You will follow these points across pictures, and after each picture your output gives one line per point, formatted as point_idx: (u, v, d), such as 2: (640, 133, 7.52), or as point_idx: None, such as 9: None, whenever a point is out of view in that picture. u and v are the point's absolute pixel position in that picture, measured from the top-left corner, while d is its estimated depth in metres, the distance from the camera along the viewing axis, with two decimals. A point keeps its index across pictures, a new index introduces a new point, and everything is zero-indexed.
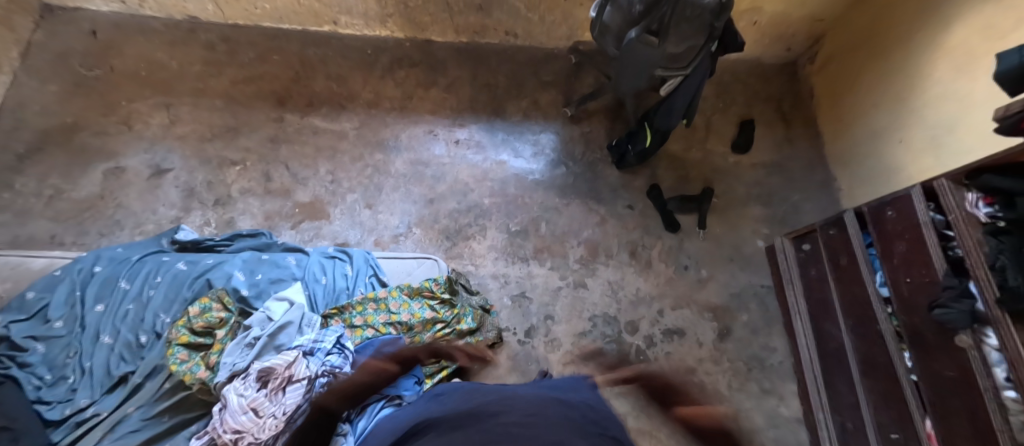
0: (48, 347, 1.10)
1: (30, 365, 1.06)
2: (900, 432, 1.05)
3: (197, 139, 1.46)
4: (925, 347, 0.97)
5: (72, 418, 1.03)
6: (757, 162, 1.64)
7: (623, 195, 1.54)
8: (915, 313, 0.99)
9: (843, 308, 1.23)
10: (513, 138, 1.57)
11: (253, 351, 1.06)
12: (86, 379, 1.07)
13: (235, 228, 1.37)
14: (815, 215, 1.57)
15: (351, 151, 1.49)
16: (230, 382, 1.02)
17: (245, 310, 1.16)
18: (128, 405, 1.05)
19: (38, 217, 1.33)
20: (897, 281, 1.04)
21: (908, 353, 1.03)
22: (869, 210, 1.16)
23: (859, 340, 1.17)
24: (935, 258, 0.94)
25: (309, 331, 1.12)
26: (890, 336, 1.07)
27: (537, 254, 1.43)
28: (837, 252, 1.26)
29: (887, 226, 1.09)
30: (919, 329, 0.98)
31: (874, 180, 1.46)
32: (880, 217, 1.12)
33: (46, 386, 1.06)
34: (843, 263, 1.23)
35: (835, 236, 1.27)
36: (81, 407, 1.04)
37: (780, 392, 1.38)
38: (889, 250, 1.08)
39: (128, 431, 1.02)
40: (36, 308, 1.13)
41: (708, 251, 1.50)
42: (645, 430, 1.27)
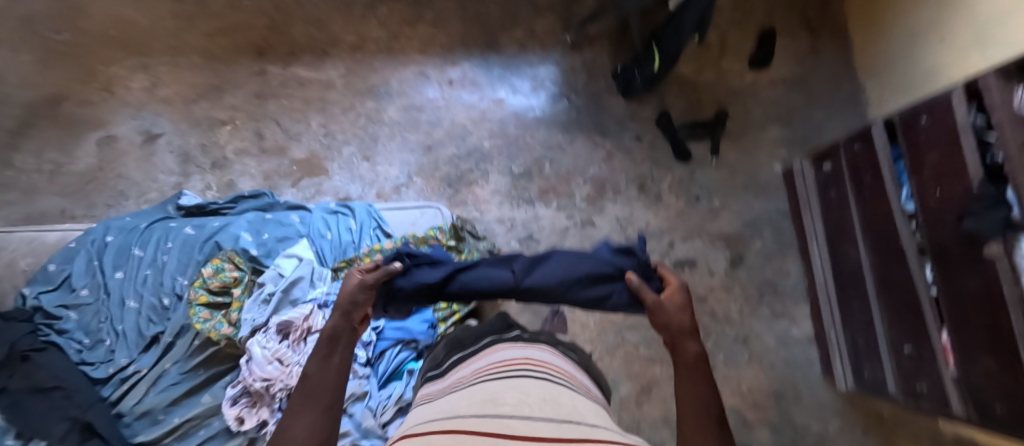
0: (79, 314, 1.16)
1: (68, 332, 1.13)
2: (912, 345, 1.01)
3: (182, 101, 1.41)
4: (950, 263, 0.89)
5: (116, 375, 1.11)
6: (778, 78, 1.52)
7: (630, 126, 1.46)
8: (943, 226, 0.90)
9: (863, 226, 1.14)
10: (510, 73, 1.47)
11: (270, 307, 1.11)
12: (121, 340, 1.14)
13: (236, 190, 1.36)
14: (840, 133, 1.46)
15: (341, 102, 1.43)
16: (253, 336, 1.09)
17: (257, 268, 1.19)
18: (164, 362, 1.12)
19: (46, 192, 1.34)
20: (925, 193, 0.94)
21: (930, 268, 0.96)
22: (900, 119, 1.02)
23: (878, 259, 1.10)
24: (972, 168, 0.83)
25: (321, 284, 1.16)
26: (911, 251, 0.99)
27: (543, 195, 1.39)
28: (860, 170, 1.14)
29: (919, 135, 0.96)
30: (945, 242, 0.90)
31: (907, 86, 1.31)
32: (912, 125, 0.99)
33: (87, 349, 1.13)
34: (866, 181, 1.12)
35: (860, 153, 1.14)
36: (122, 366, 1.11)
37: (792, 315, 1.38)
38: (919, 161, 0.97)
39: (168, 385, 1.10)
40: (60, 279, 1.18)
41: (722, 180, 1.44)
42: (657, 358, 1.33)
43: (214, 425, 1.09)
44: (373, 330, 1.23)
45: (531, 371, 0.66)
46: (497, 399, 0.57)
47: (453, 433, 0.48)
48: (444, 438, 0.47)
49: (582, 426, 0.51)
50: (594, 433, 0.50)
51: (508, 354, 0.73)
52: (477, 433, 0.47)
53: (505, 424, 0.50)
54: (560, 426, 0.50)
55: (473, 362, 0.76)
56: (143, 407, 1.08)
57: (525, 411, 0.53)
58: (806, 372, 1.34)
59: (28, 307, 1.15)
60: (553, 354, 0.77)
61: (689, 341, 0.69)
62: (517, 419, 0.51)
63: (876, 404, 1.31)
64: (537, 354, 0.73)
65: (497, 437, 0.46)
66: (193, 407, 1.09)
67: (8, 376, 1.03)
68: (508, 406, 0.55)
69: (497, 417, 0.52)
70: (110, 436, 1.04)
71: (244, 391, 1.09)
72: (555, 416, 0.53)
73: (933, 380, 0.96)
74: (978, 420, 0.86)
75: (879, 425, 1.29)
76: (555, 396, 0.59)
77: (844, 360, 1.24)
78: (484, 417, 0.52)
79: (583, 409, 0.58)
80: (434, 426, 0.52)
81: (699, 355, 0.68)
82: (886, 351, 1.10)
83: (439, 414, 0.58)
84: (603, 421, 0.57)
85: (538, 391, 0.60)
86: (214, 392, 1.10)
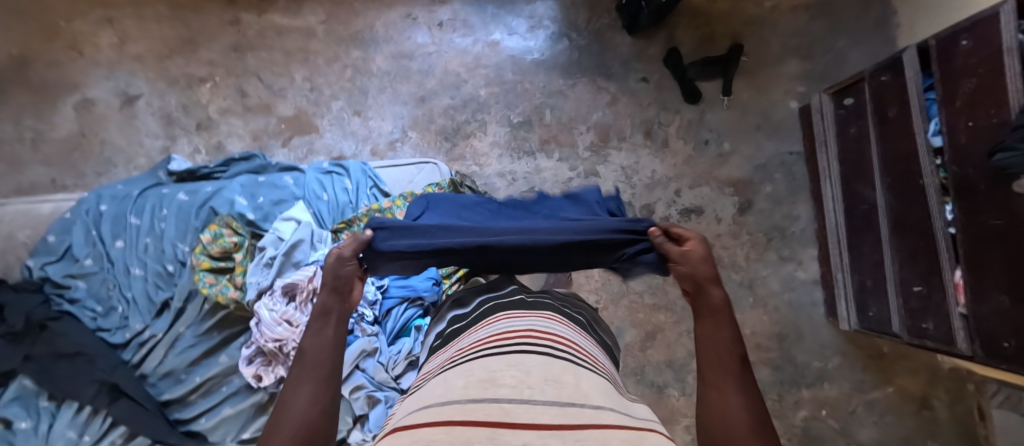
0: (87, 283, 1.09)
1: (79, 300, 1.08)
2: (923, 285, 1.00)
3: (156, 58, 1.34)
4: (974, 199, 0.85)
5: (134, 341, 1.07)
6: (800, 2, 1.38)
7: (636, 67, 1.38)
8: (969, 162, 0.86)
9: (882, 165, 1.08)
10: (505, 12, 1.39)
11: (273, 270, 1.03)
12: (133, 307, 1.08)
13: (225, 152, 1.32)
14: (864, 63, 1.35)
15: (324, 51, 1.36)
16: (260, 299, 1.03)
17: (256, 232, 1.11)
18: (178, 326, 1.07)
19: (30, 162, 1.30)
20: (955, 127, 0.88)
21: (950, 205, 0.93)
22: (937, 44, 0.93)
23: (896, 199, 1.05)
24: (1016, 97, 0.76)
25: (323, 246, 1.09)
26: (932, 189, 0.95)
27: (544, 146, 1.34)
28: (887, 102, 1.05)
29: (956, 61, 0.88)
30: (971, 176, 0.86)
31: (941, 8, 1.18)
32: (951, 49, 0.89)
33: (101, 317, 1.08)
34: (891, 115, 1.04)
35: (888, 84, 1.04)
36: (138, 331, 1.07)
37: (800, 258, 1.36)
38: (952, 90, 0.89)
39: (186, 348, 1.07)
40: (62, 249, 1.10)
41: (731, 121, 1.37)
42: (662, 305, 1.32)
43: (235, 382, 1.08)
44: (376, 287, 1.11)
45: (536, 339, 0.52)
46: (490, 377, 0.44)
47: (438, 425, 0.36)
48: (430, 432, 0.35)
49: (589, 411, 0.39)
50: (607, 421, 0.38)
51: (512, 321, 0.58)
52: (468, 423, 0.36)
53: (501, 409, 0.38)
54: (566, 412, 0.38)
55: (471, 332, 0.60)
56: (165, 369, 1.06)
57: (526, 394, 0.41)
58: (810, 313, 1.34)
59: (35, 278, 1.08)
60: (563, 325, 0.60)
61: (713, 291, 0.60)
62: (517, 404, 0.39)
63: (877, 342, 1.33)
64: (543, 322, 0.58)
65: (491, 427, 0.35)
66: (212, 366, 1.07)
67: (31, 344, 1.01)
68: (506, 388, 0.42)
69: (491, 402, 0.39)
70: (138, 396, 1.03)
71: (258, 351, 1.06)
72: (560, 400, 0.40)
73: (940, 318, 0.97)
74: (981, 356, 0.89)
75: (878, 362, 1.32)
76: (560, 373, 0.45)
77: (850, 302, 1.23)
78: (475, 402, 0.39)
79: (597, 390, 0.45)
80: (414, 418, 0.40)
81: (721, 304, 0.59)
82: (892, 289, 1.09)
83: (421, 400, 0.46)
84: (619, 404, 0.44)
85: (543, 365, 0.46)
86: (231, 352, 1.08)
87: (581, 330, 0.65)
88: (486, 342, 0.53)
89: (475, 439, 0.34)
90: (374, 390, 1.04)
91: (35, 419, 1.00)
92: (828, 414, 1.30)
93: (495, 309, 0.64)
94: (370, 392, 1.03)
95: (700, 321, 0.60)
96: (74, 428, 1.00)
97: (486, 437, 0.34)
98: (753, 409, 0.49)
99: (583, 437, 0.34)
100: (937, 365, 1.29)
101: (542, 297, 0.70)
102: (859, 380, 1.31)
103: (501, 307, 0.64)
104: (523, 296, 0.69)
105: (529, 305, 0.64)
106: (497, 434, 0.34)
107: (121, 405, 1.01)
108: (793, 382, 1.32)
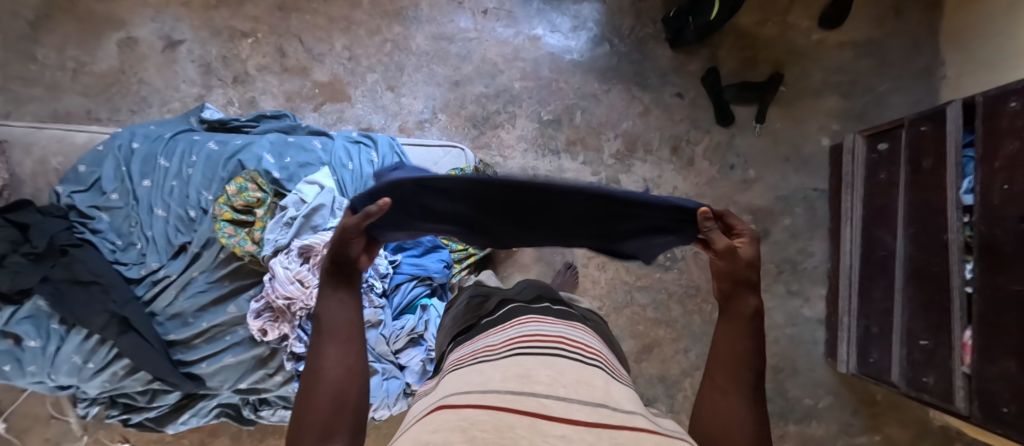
0: (111, 217, 1.12)
1: (101, 232, 1.10)
2: (930, 339, 1.00)
3: (202, 6, 1.37)
4: (1000, 263, 0.84)
5: (148, 278, 1.10)
6: (848, 39, 1.36)
7: (673, 81, 1.38)
8: (999, 224, 0.85)
9: (907, 215, 1.07)
10: (551, 8, 1.39)
11: (291, 230, 1.05)
12: (151, 246, 1.11)
13: (258, 109, 1.35)
14: (902, 110, 1.33)
15: (366, 23, 1.38)
16: (276, 256, 1.04)
17: (279, 191, 1.12)
18: (192, 270, 1.10)
19: (69, 92, 1.33)
20: (990, 186, 0.87)
21: (971, 264, 0.92)
22: (983, 102, 0.90)
23: (916, 250, 1.04)
24: None
25: (342, 214, 1.10)
26: (956, 246, 0.94)
27: (569, 147, 1.35)
28: (922, 152, 1.04)
29: (1003, 120, 0.85)
30: (1000, 240, 0.84)
31: (990, 67, 1.16)
32: (998, 108, 0.87)
33: (119, 251, 1.11)
34: (925, 166, 1.02)
35: (926, 134, 1.03)
36: (154, 269, 1.10)
37: (807, 295, 1.35)
38: (993, 150, 0.88)
39: (197, 292, 1.10)
40: (91, 181, 1.12)
41: (760, 148, 1.37)
42: (662, 320, 1.32)
43: (240, 333, 1.11)
44: (389, 261, 1.10)
45: (566, 343, 0.53)
46: (526, 373, 0.45)
47: (483, 408, 0.38)
48: (478, 413, 0.37)
49: (621, 415, 0.41)
50: (636, 424, 0.40)
51: (542, 324, 0.58)
52: (510, 410, 0.38)
53: (540, 403, 0.39)
54: (599, 413, 0.40)
55: (497, 329, 0.61)
56: (174, 310, 1.09)
57: (562, 392, 0.42)
58: (809, 351, 1.34)
59: (62, 204, 1.11)
60: (587, 334, 0.60)
61: (748, 300, 0.58)
62: (554, 400, 0.40)
63: (871, 389, 1.32)
64: (570, 329, 0.58)
65: (531, 417, 0.37)
66: (220, 315, 1.10)
67: (50, 267, 1.03)
68: (543, 384, 0.43)
69: (530, 395, 0.41)
70: (146, 331, 1.05)
71: (267, 306, 1.07)
72: (592, 402, 0.42)
73: (941, 374, 0.97)
74: (978, 417, 0.89)
75: (869, 409, 1.32)
76: (591, 377, 0.46)
77: (852, 345, 1.23)
78: (514, 392, 0.41)
79: (625, 397, 0.46)
80: (456, 399, 0.41)
81: (753, 313, 0.57)
82: (898, 340, 1.09)
83: (457, 384, 0.47)
84: (644, 412, 0.46)
85: (575, 369, 0.47)
86: (240, 304, 1.11)
87: (601, 341, 0.65)
88: (516, 338, 0.54)
89: (518, 426, 0.36)
90: (373, 360, 1.05)
91: (44, 339, 1.05)
92: None
93: (520, 312, 0.63)
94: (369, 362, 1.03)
95: (725, 322, 0.59)
96: (80, 353, 1.05)
97: (528, 425, 0.36)
98: (756, 418, 0.54)
99: (617, 436, 0.36)
100: (928, 420, 1.30)
101: (566, 307, 0.70)
102: (847, 423, 1.32)
103: (528, 310, 0.64)
104: (549, 304, 0.68)
105: (555, 313, 0.64)
106: (537, 423, 0.36)
107: (128, 339, 1.03)
108: (782, 415, 1.32)
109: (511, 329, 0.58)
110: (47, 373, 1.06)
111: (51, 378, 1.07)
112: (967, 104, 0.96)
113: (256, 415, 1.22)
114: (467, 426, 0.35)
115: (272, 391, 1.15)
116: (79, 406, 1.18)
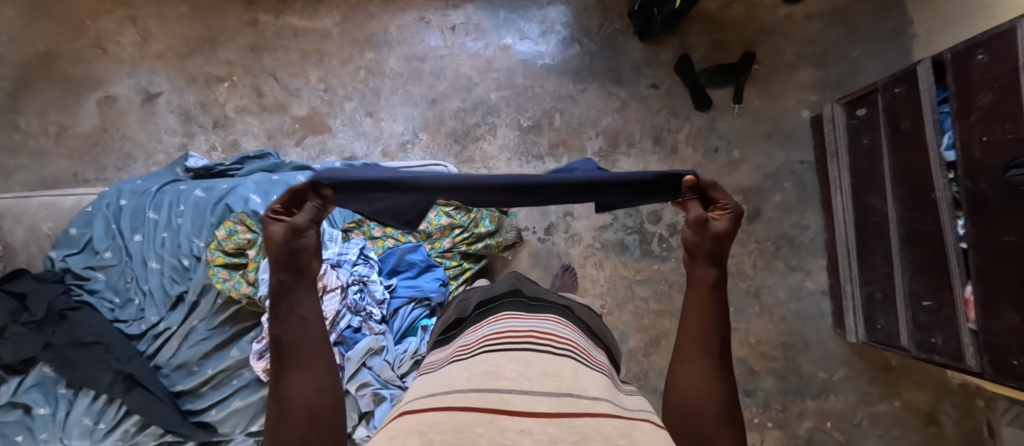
0: (107, 275, 1.12)
1: (99, 291, 1.11)
2: (933, 299, 0.99)
3: (176, 56, 1.39)
4: (989, 215, 0.84)
5: (149, 332, 1.10)
6: (815, 11, 1.37)
7: (646, 73, 1.39)
8: (984, 176, 0.85)
9: (893, 177, 1.07)
10: (518, 16, 1.41)
11: None
12: (149, 299, 1.11)
13: (241, 150, 1.36)
14: (878, 73, 1.33)
15: (338, 53, 1.40)
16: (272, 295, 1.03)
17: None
18: (192, 319, 1.10)
19: (55, 156, 1.35)
20: (969, 140, 0.87)
21: (962, 220, 0.92)
22: (952, 58, 0.91)
23: (907, 211, 1.04)
24: None
25: (332, 244, 1.08)
26: (945, 203, 0.94)
27: (552, 150, 1.36)
28: (899, 114, 1.04)
29: (973, 74, 0.86)
30: (986, 193, 0.84)
31: (960, 20, 1.16)
32: (967, 63, 0.88)
33: (118, 308, 1.11)
34: (904, 127, 1.03)
35: (901, 96, 1.03)
36: (154, 323, 1.10)
37: (808, 268, 1.35)
38: (968, 104, 0.88)
39: (199, 341, 1.10)
40: (83, 242, 1.13)
41: (742, 129, 1.37)
42: (667, 311, 1.32)
43: (246, 375, 1.11)
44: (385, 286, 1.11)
45: (537, 336, 0.54)
46: (492, 370, 0.46)
47: (443, 410, 0.39)
48: (437, 415, 0.39)
49: (585, 401, 0.43)
50: (601, 410, 0.42)
51: (515, 320, 0.59)
52: (471, 410, 0.39)
53: (502, 399, 0.41)
54: (565, 401, 0.42)
55: (474, 328, 0.62)
56: (178, 360, 1.09)
57: (526, 386, 0.43)
58: (817, 324, 1.33)
59: (57, 268, 1.12)
60: (565, 325, 0.61)
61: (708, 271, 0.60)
62: (516, 394, 0.42)
63: (885, 355, 1.31)
64: (545, 322, 0.59)
65: (491, 414, 0.39)
66: (224, 360, 1.10)
67: (51, 333, 1.04)
68: (508, 379, 0.44)
69: (493, 391, 0.42)
70: (153, 385, 1.05)
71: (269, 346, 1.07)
72: (558, 390, 0.43)
73: (949, 333, 0.96)
74: (990, 373, 0.88)
75: (885, 375, 1.30)
76: (559, 367, 0.48)
77: (858, 314, 1.22)
78: (477, 391, 0.42)
79: (595, 383, 0.47)
80: (420, 404, 0.42)
81: (715, 282, 0.59)
82: (902, 304, 1.08)
83: (425, 387, 0.48)
84: (614, 397, 0.47)
85: (543, 361, 0.49)
86: (242, 346, 1.10)
87: (582, 332, 0.65)
88: (488, 336, 0.55)
89: (476, 425, 0.37)
90: (380, 387, 1.02)
91: (53, 405, 1.05)
92: (833, 426, 1.30)
93: (498, 309, 0.64)
94: (376, 389, 1.01)
95: (690, 293, 0.61)
96: (90, 415, 1.05)
97: (487, 422, 0.38)
98: (723, 385, 0.55)
99: (578, 423, 0.39)
100: (947, 379, 1.28)
101: (546, 300, 0.70)
102: (865, 393, 1.30)
103: (512, 305, 0.64)
104: (528, 298, 0.68)
105: (535, 307, 0.64)
106: (497, 420, 0.38)
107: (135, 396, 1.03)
108: (798, 393, 1.31)
109: (485, 328, 0.59)
110: (58, 440, 1.05)
111: None
112: (937, 62, 0.97)
113: None
114: (425, 430, 0.37)
115: None
116: None
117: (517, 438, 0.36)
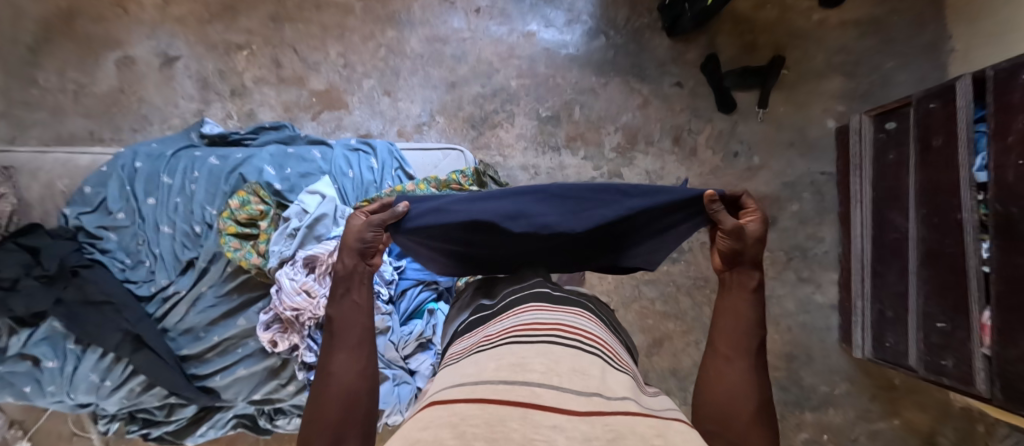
0: (119, 236, 1.13)
1: (110, 251, 1.12)
2: (947, 322, 0.97)
3: (197, 21, 1.38)
4: (1016, 241, 0.82)
5: (158, 295, 1.11)
6: (850, 18, 1.33)
7: (671, 70, 1.36)
8: (1015, 201, 0.82)
9: (919, 196, 1.04)
10: (544, 3, 1.38)
11: (296, 241, 1.03)
12: (159, 263, 1.11)
13: (257, 120, 1.35)
14: (909, 87, 1.30)
15: (360, 29, 1.38)
16: (281, 268, 1.03)
17: (282, 202, 1.12)
18: (201, 285, 1.11)
19: (73, 114, 1.35)
20: (1004, 163, 0.84)
21: (987, 243, 0.90)
22: (994, 76, 0.88)
23: (929, 231, 1.01)
24: None
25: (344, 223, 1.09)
26: (971, 225, 0.92)
27: (569, 142, 1.34)
28: (931, 131, 1.01)
29: (1015, 95, 0.83)
30: (1018, 219, 0.82)
31: (1001, 37, 1.11)
32: (1010, 83, 0.84)
33: (129, 269, 1.12)
34: (935, 145, 1.00)
35: (936, 112, 1.00)
36: (163, 286, 1.11)
37: (819, 281, 1.33)
38: (1006, 125, 0.85)
39: (206, 307, 1.10)
40: (98, 201, 1.14)
41: (764, 134, 1.35)
42: (672, 313, 1.31)
43: (251, 345, 1.12)
44: (394, 267, 1.09)
45: (563, 330, 0.54)
46: (521, 362, 0.46)
47: (474, 403, 0.39)
48: (468, 407, 0.39)
49: (615, 402, 0.43)
50: (629, 412, 0.42)
51: (541, 312, 0.59)
52: (502, 403, 0.39)
53: (533, 392, 0.41)
54: (594, 401, 0.42)
55: (499, 319, 0.61)
56: (185, 325, 1.10)
57: (556, 381, 0.43)
58: (823, 337, 1.32)
59: (70, 225, 1.12)
60: (589, 319, 0.61)
61: (749, 279, 0.59)
62: (547, 389, 0.42)
63: (889, 373, 1.30)
64: (570, 316, 0.59)
65: (523, 407, 0.39)
66: (230, 328, 1.11)
67: (62, 289, 1.04)
68: (537, 373, 0.44)
69: (523, 385, 0.42)
70: (160, 348, 1.06)
71: (276, 318, 1.06)
72: (587, 390, 0.43)
73: (960, 357, 0.95)
74: (999, 401, 0.87)
75: (887, 393, 1.30)
76: (587, 364, 0.48)
77: (866, 330, 1.21)
78: (507, 383, 0.42)
79: (621, 383, 0.47)
80: (448, 394, 0.43)
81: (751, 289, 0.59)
82: (915, 324, 1.06)
83: (452, 377, 0.48)
84: (639, 397, 0.47)
85: (570, 356, 0.49)
86: (249, 316, 1.11)
87: (605, 326, 0.65)
88: (514, 328, 0.55)
89: (509, 419, 0.37)
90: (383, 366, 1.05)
91: (61, 359, 1.08)
92: (829, 439, 1.30)
93: (522, 301, 0.64)
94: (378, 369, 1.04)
95: (724, 292, 0.60)
96: (96, 372, 1.07)
97: (519, 417, 0.38)
98: (757, 382, 0.55)
99: (611, 422, 0.39)
100: (949, 402, 1.27)
101: (571, 294, 0.69)
102: (865, 409, 1.30)
103: (535, 298, 0.64)
104: (551, 291, 0.67)
105: (557, 300, 0.64)
106: (529, 414, 0.38)
107: (142, 356, 1.04)
108: (797, 404, 1.31)
109: (510, 319, 0.59)
110: (66, 392, 1.08)
111: (70, 397, 1.09)
112: (977, 79, 0.93)
113: (272, 424, 1.23)
114: (457, 422, 0.37)
115: (287, 401, 1.15)
116: (100, 423, 1.19)
117: (550, 433, 0.36)
